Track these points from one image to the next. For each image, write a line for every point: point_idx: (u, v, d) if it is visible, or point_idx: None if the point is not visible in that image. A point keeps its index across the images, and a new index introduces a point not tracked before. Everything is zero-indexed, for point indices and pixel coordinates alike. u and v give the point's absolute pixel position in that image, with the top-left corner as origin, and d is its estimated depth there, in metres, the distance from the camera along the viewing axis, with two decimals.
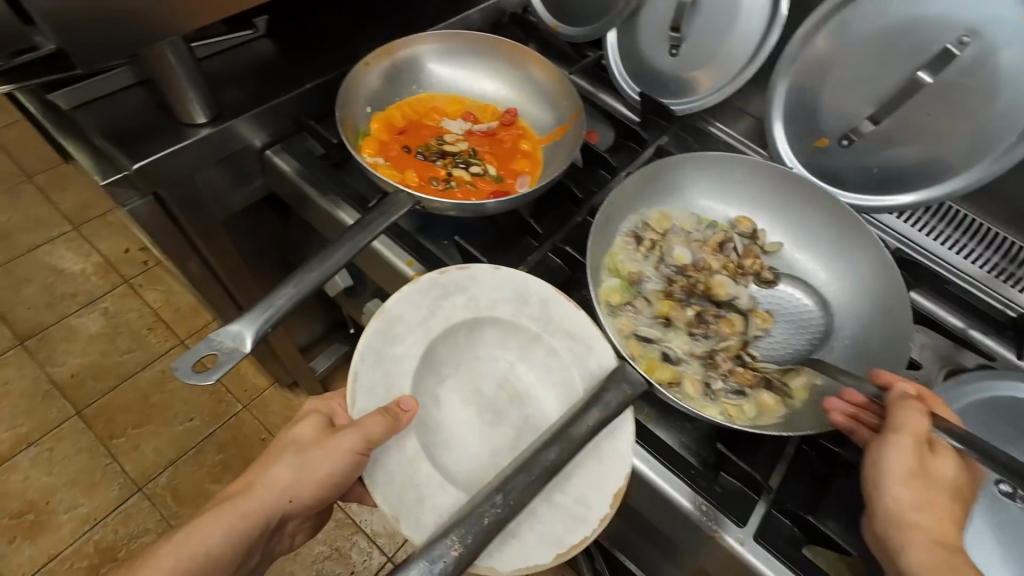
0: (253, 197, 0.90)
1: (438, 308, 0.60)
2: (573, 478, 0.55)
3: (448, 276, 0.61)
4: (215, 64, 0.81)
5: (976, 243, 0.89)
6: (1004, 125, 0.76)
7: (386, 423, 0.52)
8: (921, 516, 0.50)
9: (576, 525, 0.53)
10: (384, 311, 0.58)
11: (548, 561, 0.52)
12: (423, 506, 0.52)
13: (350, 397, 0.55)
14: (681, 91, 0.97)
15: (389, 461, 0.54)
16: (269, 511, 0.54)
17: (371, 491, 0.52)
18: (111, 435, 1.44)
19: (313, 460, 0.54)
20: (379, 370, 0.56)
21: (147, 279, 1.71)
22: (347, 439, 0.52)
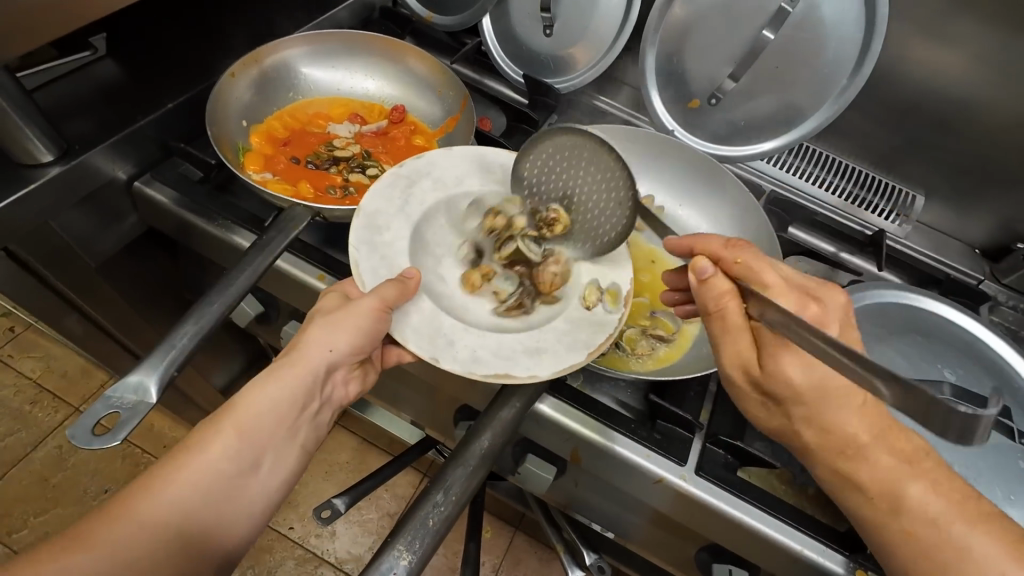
0: (129, 237, 0.81)
1: (416, 194, 0.66)
2: (600, 296, 0.62)
3: (409, 167, 0.67)
4: (51, 94, 0.72)
5: (832, 176, 1.01)
6: (837, 69, 0.86)
7: (400, 287, 0.56)
8: (814, 379, 0.53)
9: (597, 329, 0.59)
10: (361, 210, 0.62)
11: (582, 359, 0.57)
12: (455, 346, 0.56)
13: (357, 275, 0.58)
14: (561, 69, 1.00)
15: (413, 320, 0.57)
16: (313, 367, 0.56)
17: (405, 345, 0.55)
18: (9, 530, 1.26)
19: (341, 318, 0.56)
20: (376, 255, 0.60)
21: (19, 348, 1.50)
22: (363, 305, 0.54)
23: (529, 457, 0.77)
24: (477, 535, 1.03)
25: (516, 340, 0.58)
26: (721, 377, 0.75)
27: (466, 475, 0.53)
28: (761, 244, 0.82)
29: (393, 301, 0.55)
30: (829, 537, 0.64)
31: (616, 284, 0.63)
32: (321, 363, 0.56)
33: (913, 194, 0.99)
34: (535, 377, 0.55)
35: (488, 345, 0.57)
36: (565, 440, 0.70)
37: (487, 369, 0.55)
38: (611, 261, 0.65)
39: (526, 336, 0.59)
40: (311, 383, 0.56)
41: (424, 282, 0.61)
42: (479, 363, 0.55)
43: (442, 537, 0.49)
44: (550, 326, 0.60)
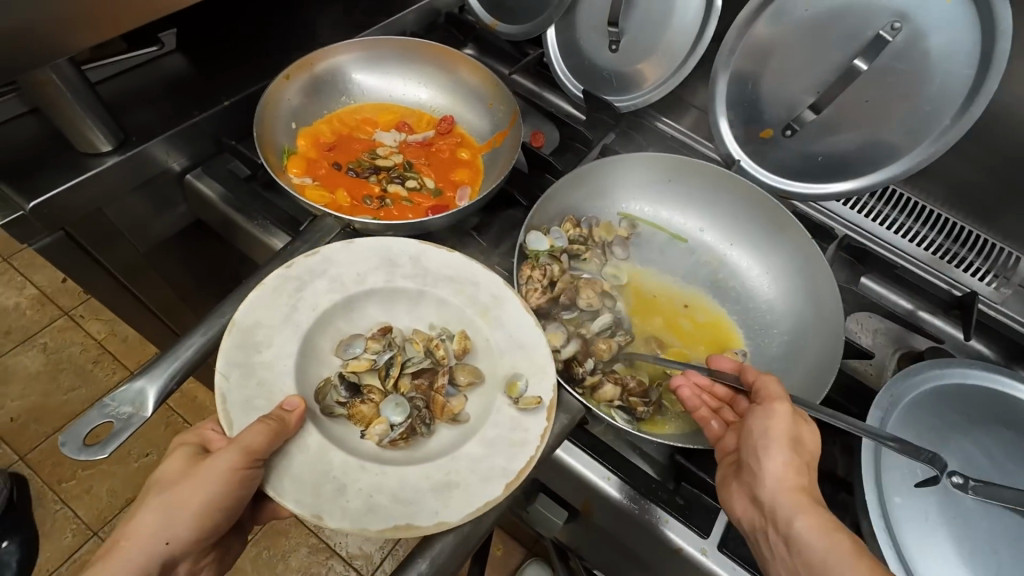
0: (179, 224, 0.83)
1: (299, 301, 0.58)
2: (518, 412, 0.55)
3: (297, 268, 0.59)
4: (120, 84, 0.75)
5: (921, 225, 0.90)
6: (939, 108, 0.76)
7: (271, 428, 0.49)
8: (800, 480, 0.53)
9: (517, 451, 0.53)
10: (234, 324, 0.54)
11: (500, 494, 0.51)
12: (346, 493, 0.49)
13: (223, 416, 0.51)
14: (624, 87, 0.95)
15: (294, 466, 0.50)
16: (145, 561, 0.47)
17: (280, 502, 0.48)
18: (60, 479, 1.35)
19: (182, 495, 0.49)
20: (251, 382, 0.53)
21: (89, 310, 1.61)
22: (226, 459, 0.47)
23: (539, 497, 0.73)
24: (483, 559, 1.00)
25: (421, 474, 0.51)
26: None
27: (454, 544, 0.51)
28: (824, 297, 0.73)
29: (262, 448, 0.48)
30: None
31: (539, 397, 0.55)
32: (153, 560, 0.47)
33: (1017, 254, 0.87)
34: (443, 524, 0.49)
35: (385, 487, 0.50)
36: (579, 489, 0.65)
37: (382, 521, 0.48)
38: (533, 367, 0.58)
39: (433, 467, 0.52)
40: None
41: (314, 410, 0.54)
42: (374, 514, 0.49)
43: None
44: (462, 452, 0.53)
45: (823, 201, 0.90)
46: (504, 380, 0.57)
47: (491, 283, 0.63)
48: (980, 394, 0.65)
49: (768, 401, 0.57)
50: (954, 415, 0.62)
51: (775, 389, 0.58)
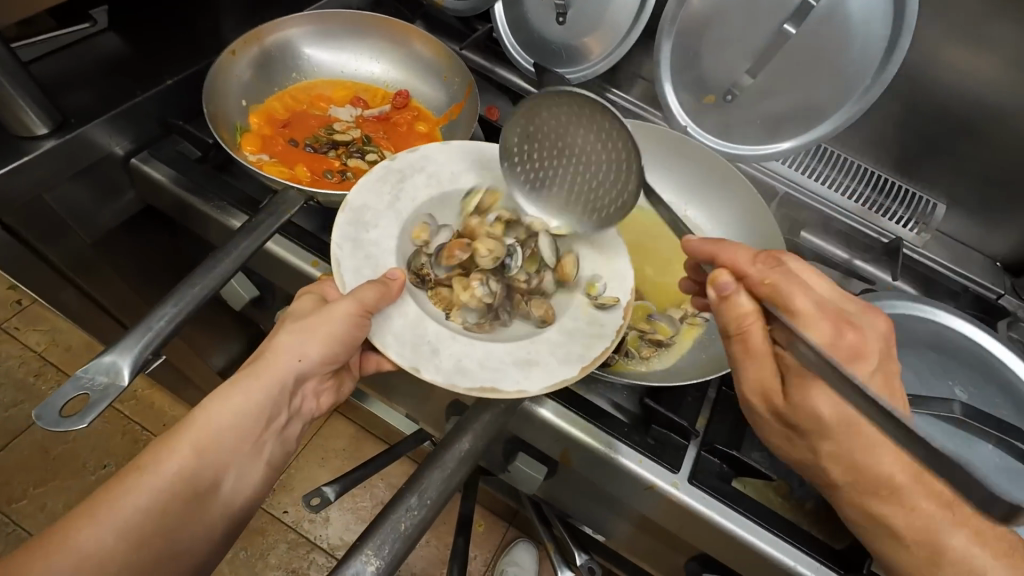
0: (127, 213, 0.80)
1: (401, 191, 0.64)
2: (599, 309, 0.61)
3: (401, 161, 0.65)
4: (50, 65, 0.71)
5: (851, 180, 0.97)
6: (861, 68, 0.83)
7: (381, 291, 0.54)
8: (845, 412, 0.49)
9: (594, 341, 0.58)
10: (348, 203, 0.60)
11: (575, 375, 0.55)
12: (439, 354, 0.54)
13: (336, 274, 0.56)
14: (573, 59, 0.97)
15: (395, 325, 0.55)
16: (283, 374, 0.55)
17: (384, 352, 0.53)
18: (9, 499, 1.27)
19: (311, 325, 0.56)
20: (360, 255, 0.58)
21: (24, 321, 1.51)
22: (343, 309, 0.53)
23: (520, 455, 0.76)
24: (467, 530, 1.02)
25: (506, 350, 0.56)
26: (722, 383, 0.72)
27: (442, 480, 0.54)
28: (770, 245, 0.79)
29: (374, 304, 0.53)
30: (823, 554, 0.62)
31: (616, 297, 0.61)
32: (290, 373, 0.55)
33: (933, 202, 0.95)
34: (522, 393, 0.53)
35: (473, 355, 0.55)
36: (557, 441, 0.68)
37: (470, 383, 0.53)
38: (611, 272, 0.64)
39: (516, 346, 0.57)
40: (278, 390, 0.55)
41: (408, 279, 0.60)
42: (463, 375, 0.53)
43: (411, 543, 0.50)
44: (543, 337, 0.58)
45: (764, 162, 0.96)
46: (584, 282, 0.63)
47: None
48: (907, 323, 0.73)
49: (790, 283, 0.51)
50: None
51: (801, 300, 0.50)
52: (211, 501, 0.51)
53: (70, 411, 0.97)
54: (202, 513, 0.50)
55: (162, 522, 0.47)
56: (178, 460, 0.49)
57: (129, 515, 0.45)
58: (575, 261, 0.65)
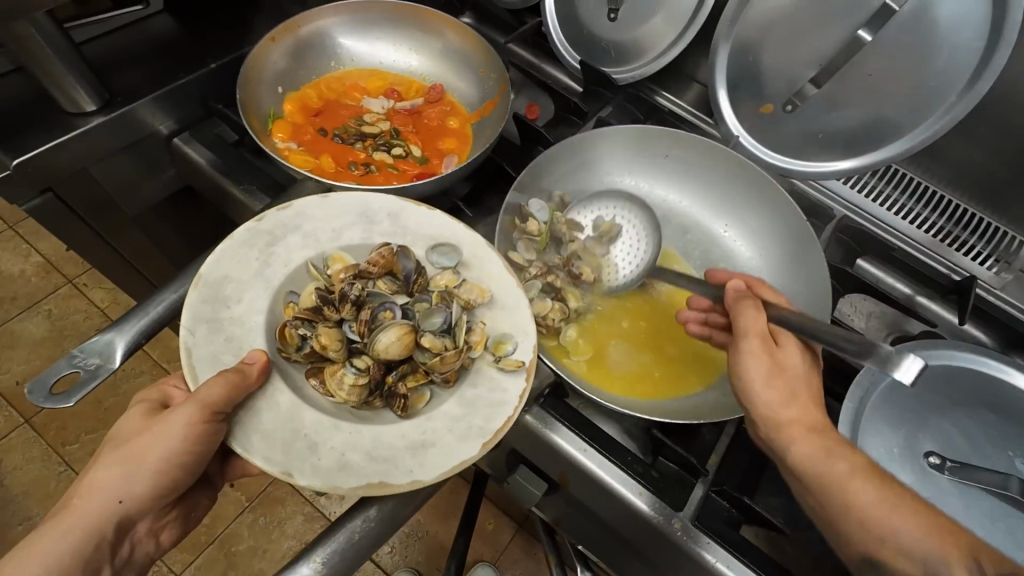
0: (170, 189, 0.83)
1: (271, 256, 0.57)
2: (488, 375, 0.55)
3: (268, 222, 0.58)
4: (107, 44, 0.74)
5: (924, 208, 0.87)
6: (945, 83, 0.73)
7: (230, 380, 0.48)
8: (790, 410, 0.53)
9: (494, 411, 0.53)
10: (201, 278, 0.54)
11: (477, 454, 0.51)
12: (318, 452, 0.49)
13: (188, 371, 0.50)
14: (622, 58, 0.92)
15: (264, 422, 0.49)
16: (98, 517, 0.50)
17: (248, 459, 0.47)
18: (64, 442, 1.39)
19: (135, 452, 0.51)
20: (219, 338, 0.52)
21: (92, 279, 1.63)
22: (187, 412, 0.48)
23: (521, 468, 0.74)
24: (469, 530, 1.01)
25: (395, 434, 0.51)
26: None
27: (406, 491, 0.54)
28: (813, 275, 0.71)
29: (223, 401, 0.47)
30: None
31: (522, 359, 0.55)
32: (106, 517, 0.50)
33: (1020, 239, 0.83)
34: (416, 483, 0.49)
35: (360, 445, 0.50)
36: (556, 461, 0.65)
37: (356, 479, 0.48)
38: (519, 329, 0.58)
39: (410, 427, 0.52)
40: (96, 533, 0.50)
41: (280, 363, 0.54)
42: (346, 471, 0.48)
43: (364, 550, 0.52)
44: (439, 412, 0.53)
45: (823, 181, 0.88)
46: (490, 342, 0.57)
47: (469, 243, 0.62)
48: None
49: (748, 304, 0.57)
50: (938, 396, 0.61)
51: (758, 317, 0.56)
52: None
53: (64, 386, 1.00)
54: None
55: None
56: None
57: None
58: (475, 327, 0.57)
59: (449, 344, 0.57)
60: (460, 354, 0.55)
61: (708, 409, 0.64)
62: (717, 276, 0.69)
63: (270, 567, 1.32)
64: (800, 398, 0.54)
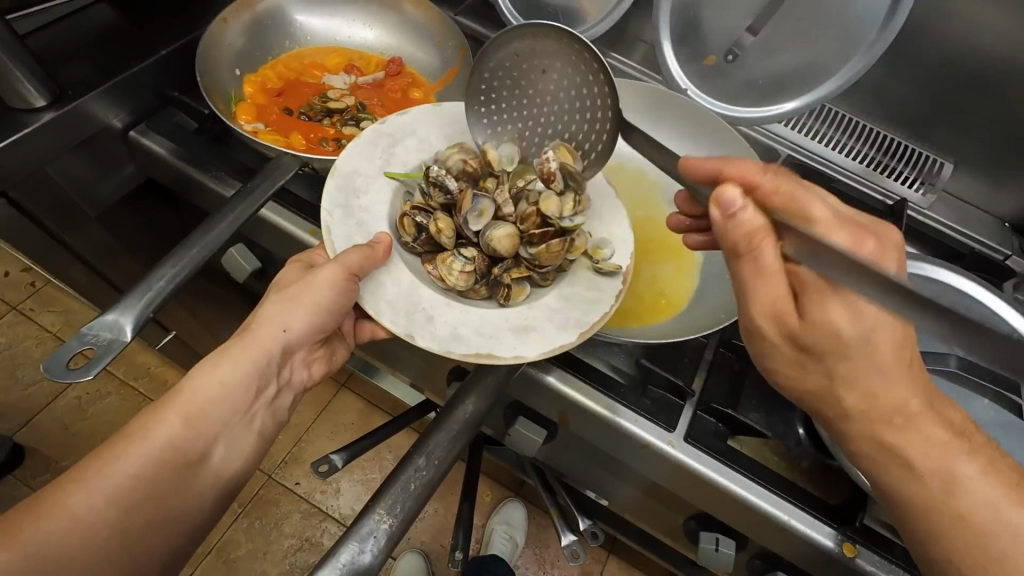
0: (128, 187, 0.81)
1: (393, 160, 0.65)
2: (596, 276, 0.62)
3: (392, 126, 0.67)
4: (46, 37, 0.71)
5: (856, 141, 0.95)
6: (866, 23, 0.80)
7: (366, 253, 0.55)
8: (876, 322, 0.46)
9: (591, 307, 0.59)
10: (337, 170, 0.61)
11: (573, 341, 0.55)
12: (435, 321, 0.55)
13: (327, 241, 0.57)
14: (570, 22, 0.94)
15: (390, 291, 0.56)
16: (270, 345, 0.57)
17: (378, 318, 0.54)
18: (32, 473, 1.32)
19: (297, 291, 0.58)
20: (352, 222, 0.59)
21: (39, 303, 1.54)
22: (331, 274, 0.54)
23: (520, 420, 0.78)
24: (472, 496, 1.04)
25: (502, 316, 0.57)
26: (718, 345, 0.73)
27: (448, 441, 0.55)
28: None
29: (359, 267, 0.55)
30: (818, 509, 0.63)
31: (619, 264, 0.62)
32: (277, 344, 0.57)
33: (941, 161, 0.93)
34: (519, 357, 0.54)
35: (470, 322, 0.56)
36: (554, 403, 0.69)
37: (465, 348, 0.54)
38: (618, 240, 0.65)
39: (514, 311, 0.58)
40: (266, 363, 0.57)
41: (399, 243, 0.61)
42: (458, 342, 0.54)
43: (421, 500, 0.51)
44: (541, 305, 0.59)
45: (766, 125, 0.94)
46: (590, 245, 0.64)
47: (569, 155, 0.70)
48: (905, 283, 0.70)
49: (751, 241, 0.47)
50: None
51: (770, 251, 0.46)
52: (201, 471, 0.51)
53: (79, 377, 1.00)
54: (192, 484, 0.50)
55: (161, 478, 0.49)
56: (173, 424, 0.50)
57: (138, 470, 0.47)
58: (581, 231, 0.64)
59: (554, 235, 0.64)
60: (563, 251, 0.62)
61: (694, 325, 0.67)
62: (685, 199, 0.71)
63: (273, 567, 1.31)
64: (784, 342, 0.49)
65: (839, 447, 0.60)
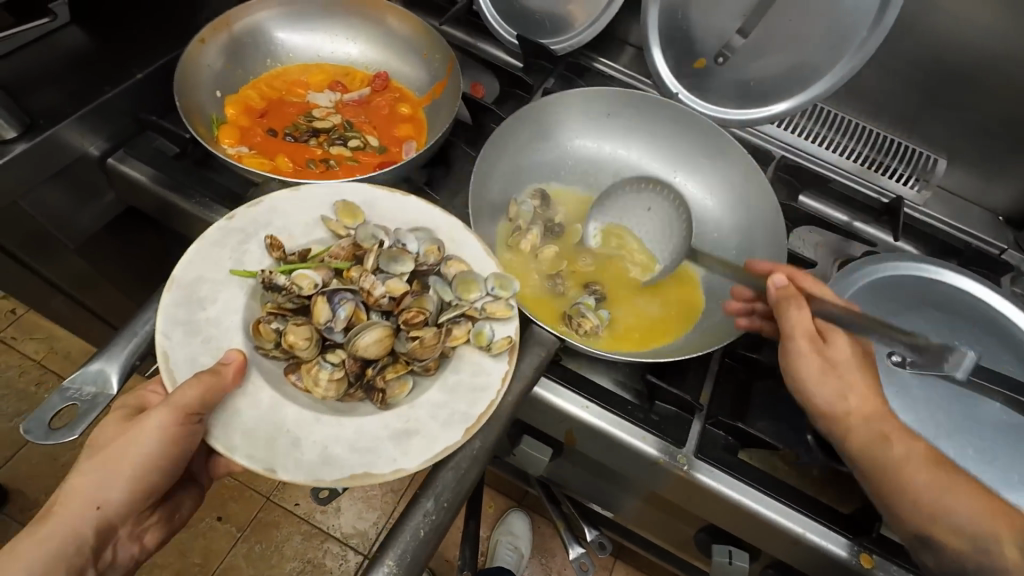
0: (110, 215, 0.78)
1: (243, 256, 0.56)
2: (466, 360, 0.55)
3: (240, 220, 0.57)
4: (14, 64, 0.68)
5: (849, 140, 0.94)
6: (856, 22, 0.79)
7: (205, 383, 0.47)
8: (849, 403, 0.57)
9: (478, 396, 0.53)
10: (175, 280, 0.52)
11: (460, 439, 0.51)
12: (300, 446, 0.48)
13: (166, 372, 0.49)
14: (558, 28, 0.93)
15: (244, 420, 0.48)
16: (75, 527, 0.50)
17: (230, 458, 0.47)
18: (22, 508, 1.28)
19: (112, 454, 0.51)
20: (197, 339, 0.51)
21: (22, 330, 1.49)
22: (162, 415, 0.48)
23: (525, 438, 0.76)
24: (478, 513, 1.02)
25: (379, 424, 0.51)
26: (725, 355, 0.71)
27: (455, 479, 0.53)
28: (764, 208, 0.77)
29: (199, 404, 0.47)
30: (835, 521, 0.62)
31: (509, 338, 0.56)
32: (87, 525, 0.50)
33: (934, 157, 0.92)
34: (399, 472, 0.49)
35: (343, 437, 0.49)
36: (560, 422, 0.67)
37: (337, 472, 0.47)
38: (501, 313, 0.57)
39: (391, 416, 0.51)
40: (79, 545, 0.50)
41: (260, 354, 0.53)
42: (329, 466, 0.48)
43: (431, 546, 0.51)
44: (422, 401, 0.52)
45: (759, 126, 0.93)
46: (473, 329, 0.56)
47: (446, 226, 0.62)
48: (908, 283, 0.70)
49: (794, 301, 0.59)
50: (887, 305, 0.67)
51: (805, 308, 0.59)
52: None
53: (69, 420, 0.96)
54: None
55: None
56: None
57: None
58: (471, 313, 0.57)
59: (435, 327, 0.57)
60: (440, 340, 0.55)
61: (705, 342, 0.67)
62: (758, 267, 0.67)
63: None
64: (856, 389, 0.58)
65: (853, 460, 0.58)
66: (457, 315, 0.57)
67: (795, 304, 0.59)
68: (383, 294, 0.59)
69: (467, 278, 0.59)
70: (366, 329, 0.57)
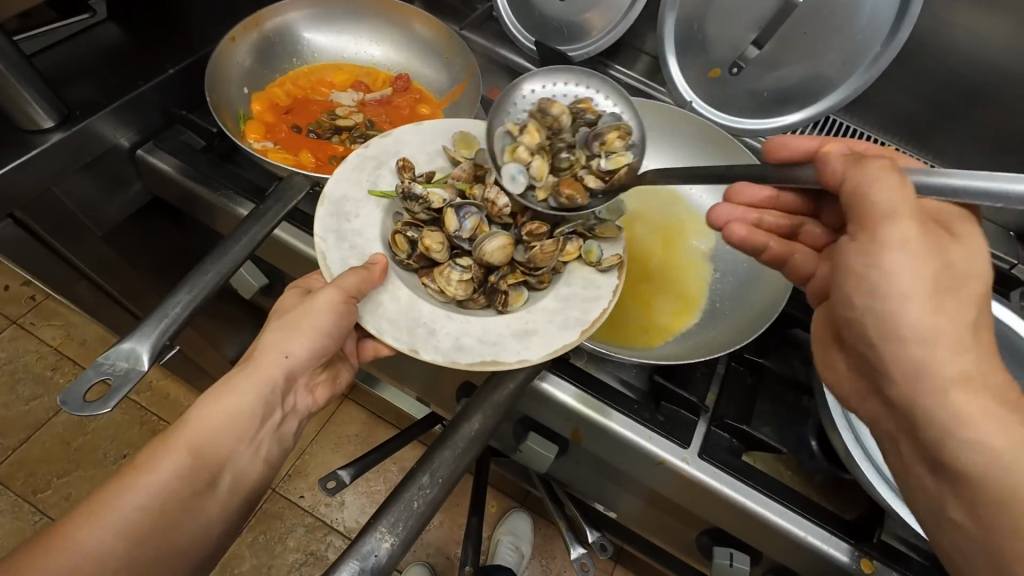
0: (135, 204, 0.80)
1: (378, 179, 0.63)
2: (576, 270, 0.61)
3: (374, 149, 0.64)
4: (53, 58, 0.71)
5: None
6: (870, 36, 0.80)
7: (361, 274, 0.53)
8: (935, 318, 0.43)
9: (590, 304, 0.58)
10: (326, 196, 0.59)
11: (576, 339, 0.55)
12: (436, 335, 0.54)
13: (322, 266, 0.55)
14: (575, 35, 0.94)
15: (387, 309, 0.55)
16: (272, 370, 0.55)
17: (380, 338, 0.53)
18: (34, 490, 1.30)
19: (297, 318, 0.56)
20: (345, 246, 0.57)
21: (40, 317, 1.53)
22: (326, 297, 0.53)
23: (531, 435, 0.78)
24: (480, 510, 1.03)
25: (501, 323, 0.56)
26: (730, 359, 0.73)
27: (453, 459, 0.54)
28: None
29: (356, 289, 0.53)
30: (835, 525, 0.63)
31: (618, 256, 0.60)
32: (278, 372, 0.55)
33: (945, 171, 0.93)
34: (524, 361, 0.53)
35: (471, 331, 0.55)
36: (566, 419, 0.68)
37: (470, 357, 0.53)
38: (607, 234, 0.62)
39: (513, 318, 0.56)
40: (266, 394, 0.54)
41: (397, 262, 0.60)
42: (462, 351, 0.53)
43: (424, 520, 0.51)
44: (539, 307, 0.58)
45: (772, 136, 0.95)
46: (583, 248, 0.62)
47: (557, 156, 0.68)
48: None
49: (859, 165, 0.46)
50: None
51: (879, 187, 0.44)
52: (208, 498, 0.49)
53: (95, 396, 1.01)
54: (202, 510, 0.48)
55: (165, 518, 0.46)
56: (183, 458, 0.48)
57: (130, 517, 0.44)
58: (575, 236, 0.62)
59: (552, 244, 0.61)
60: (557, 252, 0.61)
61: (706, 347, 0.67)
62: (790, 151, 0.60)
63: None
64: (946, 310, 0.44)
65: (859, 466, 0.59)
66: (571, 231, 0.63)
67: (797, 164, 0.54)
68: (501, 211, 0.65)
69: (577, 200, 0.66)
70: (486, 238, 0.63)
